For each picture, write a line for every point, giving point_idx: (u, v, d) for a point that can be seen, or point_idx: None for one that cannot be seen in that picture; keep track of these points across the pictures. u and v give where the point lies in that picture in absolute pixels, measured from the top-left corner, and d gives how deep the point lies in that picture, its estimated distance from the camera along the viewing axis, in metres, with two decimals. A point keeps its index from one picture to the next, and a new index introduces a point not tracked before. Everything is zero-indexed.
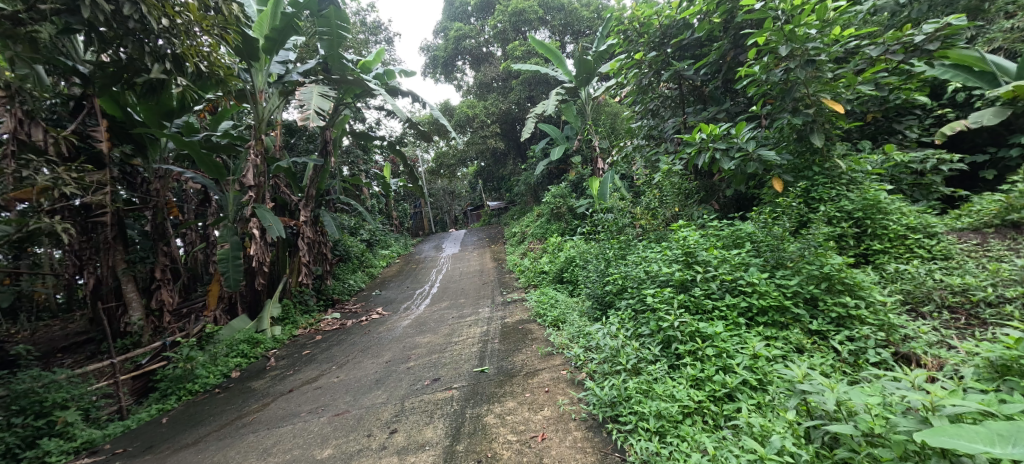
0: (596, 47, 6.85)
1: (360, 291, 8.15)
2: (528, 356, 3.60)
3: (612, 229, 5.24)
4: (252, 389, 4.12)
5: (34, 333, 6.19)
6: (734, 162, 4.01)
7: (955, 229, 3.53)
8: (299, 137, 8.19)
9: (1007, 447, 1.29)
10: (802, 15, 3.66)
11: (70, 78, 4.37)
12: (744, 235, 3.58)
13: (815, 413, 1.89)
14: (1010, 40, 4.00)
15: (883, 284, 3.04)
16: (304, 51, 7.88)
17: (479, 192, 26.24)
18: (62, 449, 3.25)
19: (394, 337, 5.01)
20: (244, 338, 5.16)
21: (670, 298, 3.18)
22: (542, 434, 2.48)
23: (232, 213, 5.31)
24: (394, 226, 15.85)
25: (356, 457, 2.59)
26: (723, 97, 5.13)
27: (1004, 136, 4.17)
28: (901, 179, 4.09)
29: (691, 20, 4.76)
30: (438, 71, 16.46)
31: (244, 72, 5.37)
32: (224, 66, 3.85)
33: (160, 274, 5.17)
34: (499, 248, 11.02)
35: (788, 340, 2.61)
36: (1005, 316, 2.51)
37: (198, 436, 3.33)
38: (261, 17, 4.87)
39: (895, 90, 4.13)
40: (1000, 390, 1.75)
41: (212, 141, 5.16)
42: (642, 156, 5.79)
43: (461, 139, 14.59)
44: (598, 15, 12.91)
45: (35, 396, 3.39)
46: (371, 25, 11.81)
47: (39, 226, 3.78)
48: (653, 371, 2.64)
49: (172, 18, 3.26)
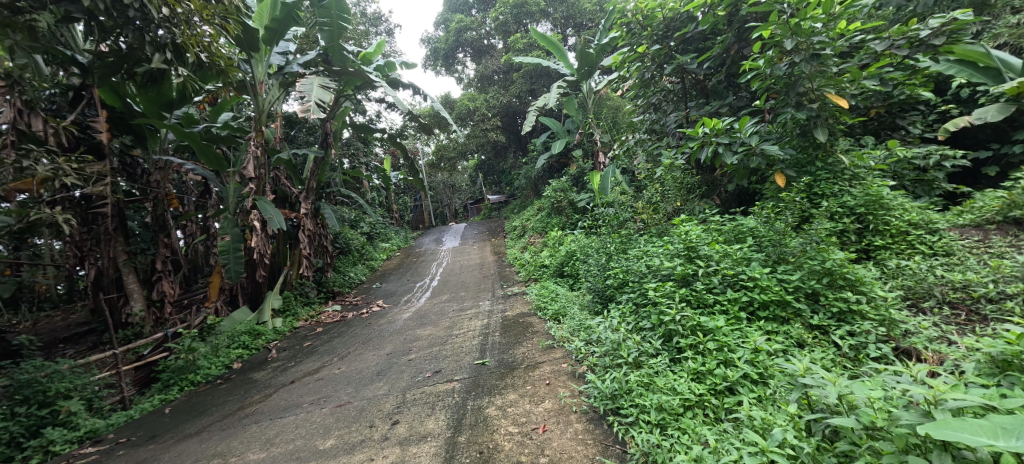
0: (597, 40, 6.74)
1: (361, 283, 8.20)
2: (528, 348, 3.64)
3: (612, 224, 5.35)
4: (253, 380, 4.14)
5: (35, 325, 6.24)
6: (737, 157, 3.94)
7: (957, 225, 3.52)
8: (299, 129, 8.14)
9: (1010, 440, 1.30)
10: (807, 9, 3.65)
11: (70, 67, 4.30)
12: (747, 230, 3.55)
13: (815, 406, 1.92)
14: (1016, 35, 3.94)
15: (884, 279, 3.05)
16: (304, 42, 7.82)
17: (479, 186, 26.39)
18: (66, 439, 3.28)
19: (395, 329, 5.04)
20: (245, 330, 5.20)
21: (670, 292, 3.19)
22: (543, 426, 2.50)
23: (232, 205, 5.29)
24: (394, 219, 15.85)
25: (358, 448, 2.61)
26: (726, 91, 5.04)
27: (1008, 133, 4.15)
28: (903, 175, 4.08)
29: (695, 12, 4.73)
30: (438, 64, 16.36)
31: (244, 63, 5.32)
32: (224, 57, 3.82)
33: (160, 266, 5.10)
34: (500, 241, 11.06)
35: (789, 335, 2.62)
36: (1006, 312, 2.52)
37: (201, 426, 3.36)
38: (261, 7, 4.84)
39: (900, 86, 4.14)
40: (1000, 384, 1.77)
41: (212, 132, 5.06)
42: (644, 151, 5.77)
43: (461, 132, 14.24)
44: (600, 7, 12.70)
45: (38, 386, 3.37)
46: (371, 15, 11.71)
47: (41, 217, 3.78)
48: (653, 364, 2.65)
49: (171, 8, 3.23)
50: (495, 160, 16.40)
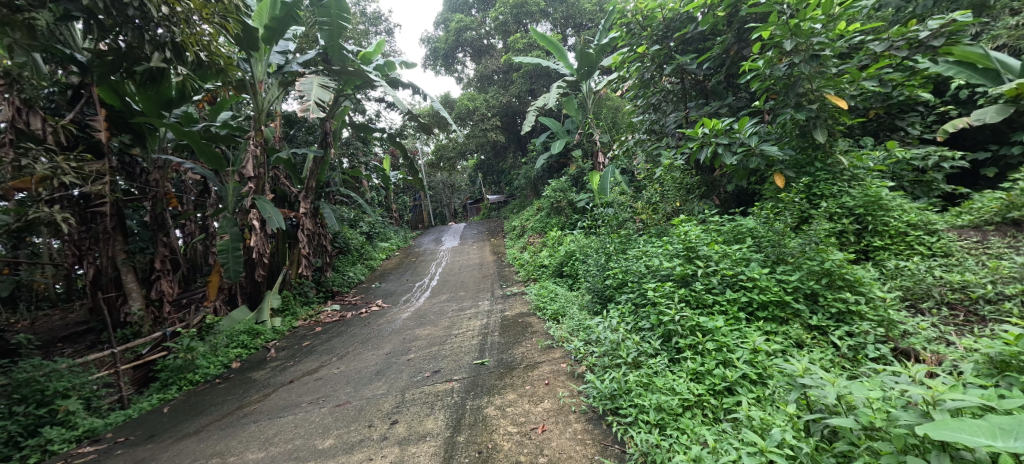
0: (597, 40, 6.73)
1: (360, 283, 8.19)
2: (528, 348, 3.64)
3: (612, 223, 5.30)
4: (251, 380, 4.13)
5: (33, 324, 6.23)
6: (736, 157, 3.94)
7: (955, 226, 3.54)
8: (298, 128, 8.14)
9: (1009, 441, 1.30)
10: (807, 9, 3.64)
11: (68, 65, 4.28)
12: (746, 230, 3.57)
13: (815, 406, 1.92)
14: (1016, 37, 3.95)
15: (883, 280, 3.06)
16: (304, 41, 7.80)
17: (479, 186, 26.37)
18: (64, 438, 3.27)
19: (394, 328, 5.04)
20: (244, 329, 5.19)
21: (670, 292, 3.19)
22: (541, 427, 2.50)
23: (231, 204, 5.28)
24: (393, 218, 15.82)
25: (357, 447, 2.61)
26: (726, 91, 5.05)
27: (1006, 134, 4.16)
28: (902, 177, 4.09)
29: (695, 13, 4.74)
30: (438, 64, 16.36)
31: (244, 63, 5.31)
32: (224, 56, 3.82)
33: (159, 265, 5.08)
34: (499, 241, 11.04)
35: (788, 335, 2.62)
36: (1004, 313, 2.53)
37: (199, 426, 3.35)
38: (261, 6, 4.81)
39: (899, 87, 4.16)
40: (999, 385, 1.77)
41: (212, 132, 5.05)
42: (643, 151, 5.77)
43: (461, 132, 14.23)
44: (600, 7, 12.69)
45: (36, 385, 3.38)
46: (371, 15, 11.73)
47: (39, 216, 3.77)
48: (653, 365, 2.65)
49: (171, 6, 3.20)
50: (494, 160, 16.38)
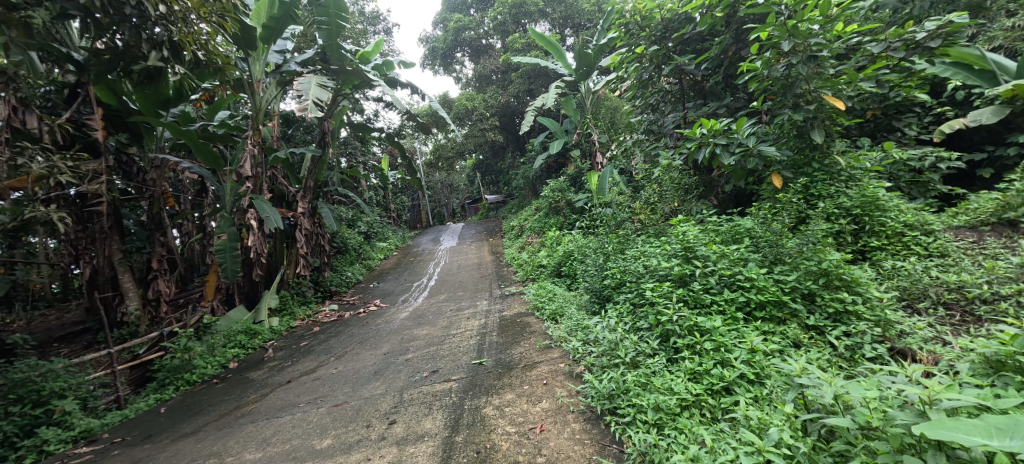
0: (596, 40, 6.74)
1: (358, 283, 8.17)
2: (526, 348, 3.64)
3: (610, 223, 5.23)
4: (249, 380, 4.12)
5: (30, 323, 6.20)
6: (734, 158, 3.95)
7: (951, 227, 3.56)
8: (296, 128, 8.12)
9: (1005, 440, 1.31)
10: (805, 10, 3.64)
11: (64, 64, 4.26)
12: (743, 230, 3.58)
13: (812, 406, 1.92)
14: (1012, 38, 3.97)
15: (880, 280, 3.07)
16: (302, 40, 7.78)
17: (477, 186, 26.36)
18: (60, 438, 3.25)
19: (392, 328, 5.03)
20: (242, 329, 5.18)
21: (668, 292, 3.20)
22: (539, 426, 2.50)
23: (228, 204, 5.26)
24: (392, 218, 15.80)
25: (356, 447, 2.61)
26: (724, 92, 5.05)
27: (1002, 135, 4.17)
28: (899, 177, 4.11)
29: (693, 13, 4.74)
30: (437, 63, 16.37)
31: (242, 62, 5.28)
32: (222, 55, 3.80)
33: (156, 265, 5.06)
34: (498, 241, 11.04)
35: (785, 335, 2.63)
36: (999, 313, 2.55)
37: (197, 426, 3.34)
38: (259, 5, 4.77)
39: (895, 88, 4.15)
40: (995, 384, 1.79)
41: (209, 131, 5.02)
42: (642, 151, 5.78)
43: (460, 132, 14.22)
44: (599, 7, 12.70)
45: (32, 385, 3.37)
46: (371, 15, 11.83)
47: (35, 215, 3.74)
48: (651, 364, 2.66)
49: (168, 5, 3.17)
50: (492, 160, 16.38)
